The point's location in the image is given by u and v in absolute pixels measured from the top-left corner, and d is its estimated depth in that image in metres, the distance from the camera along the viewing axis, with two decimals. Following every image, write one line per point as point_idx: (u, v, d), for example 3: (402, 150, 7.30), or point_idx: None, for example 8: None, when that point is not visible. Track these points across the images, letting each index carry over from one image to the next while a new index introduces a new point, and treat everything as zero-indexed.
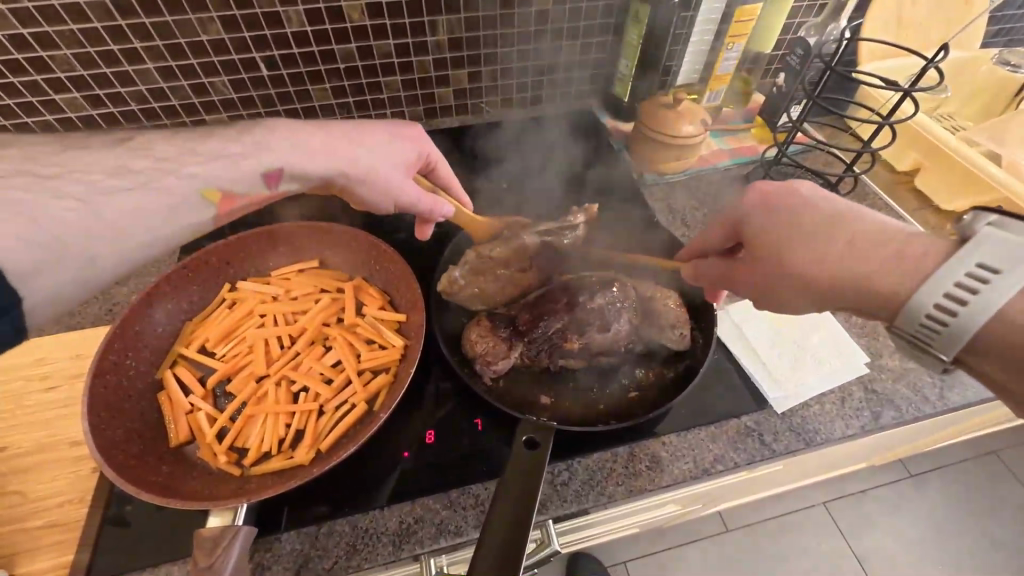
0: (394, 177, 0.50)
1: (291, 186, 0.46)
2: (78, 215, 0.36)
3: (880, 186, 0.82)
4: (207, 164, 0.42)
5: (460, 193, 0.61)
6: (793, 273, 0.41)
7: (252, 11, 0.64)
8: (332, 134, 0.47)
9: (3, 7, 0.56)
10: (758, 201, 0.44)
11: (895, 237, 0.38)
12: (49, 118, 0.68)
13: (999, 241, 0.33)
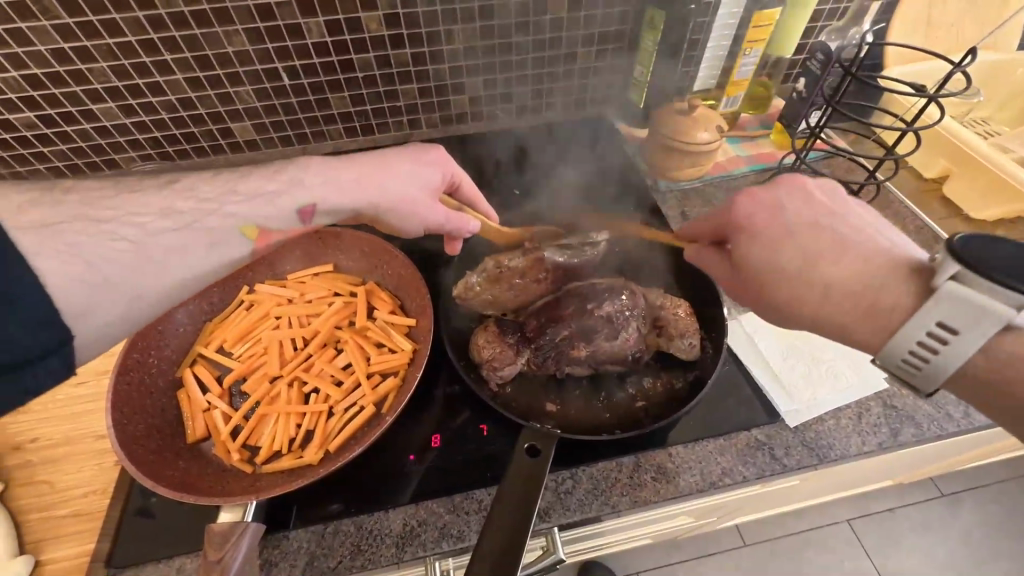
0: (423, 203, 0.50)
1: (325, 219, 0.46)
2: (129, 255, 0.37)
3: (907, 194, 0.79)
4: (250, 204, 0.42)
5: (484, 207, 0.61)
6: (773, 306, 0.43)
7: (275, 23, 0.67)
8: (360, 165, 0.47)
9: (46, 23, 0.60)
10: (742, 228, 0.43)
11: (871, 283, 0.39)
12: (87, 126, 0.72)
13: (956, 300, 0.34)
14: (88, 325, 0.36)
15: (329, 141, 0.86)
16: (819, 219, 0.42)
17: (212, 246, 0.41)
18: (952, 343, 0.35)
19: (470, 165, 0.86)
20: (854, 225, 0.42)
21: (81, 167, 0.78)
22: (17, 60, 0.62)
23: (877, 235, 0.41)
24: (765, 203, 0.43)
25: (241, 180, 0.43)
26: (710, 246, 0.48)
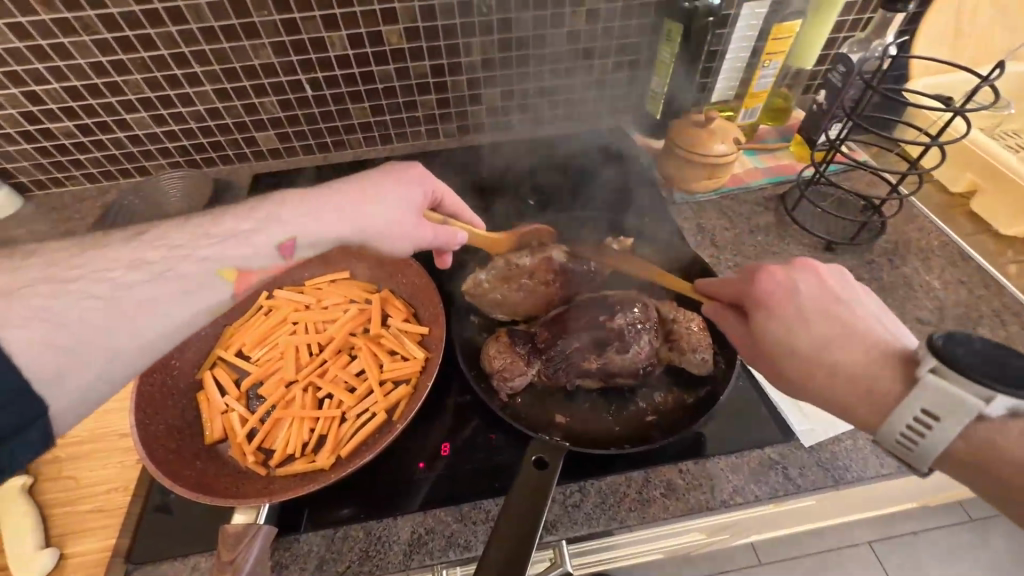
0: (410, 223, 0.49)
1: (309, 253, 0.45)
2: (102, 311, 0.35)
3: (931, 209, 0.77)
4: (225, 244, 0.41)
5: (470, 217, 0.59)
6: (780, 377, 0.44)
7: (299, 37, 0.73)
8: (337, 197, 0.45)
9: (108, 37, 0.69)
10: (761, 300, 0.45)
11: (873, 371, 0.40)
12: (140, 133, 0.81)
13: (939, 389, 0.36)
14: (65, 391, 0.34)
15: (348, 149, 0.91)
16: (834, 303, 0.43)
17: (188, 293, 0.39)
18: (936, 431, 0.36)
19: (484, 175, 0.87)
20: (867, 313, 0.43)
21: (119, 174, 0.86)
22: (70, 74, 0.72)
23: (887, 326, 0.42)
24: (783, 281, 0.44)
25: (215, 224, 0.42)
26: (730, 312, 0.50)
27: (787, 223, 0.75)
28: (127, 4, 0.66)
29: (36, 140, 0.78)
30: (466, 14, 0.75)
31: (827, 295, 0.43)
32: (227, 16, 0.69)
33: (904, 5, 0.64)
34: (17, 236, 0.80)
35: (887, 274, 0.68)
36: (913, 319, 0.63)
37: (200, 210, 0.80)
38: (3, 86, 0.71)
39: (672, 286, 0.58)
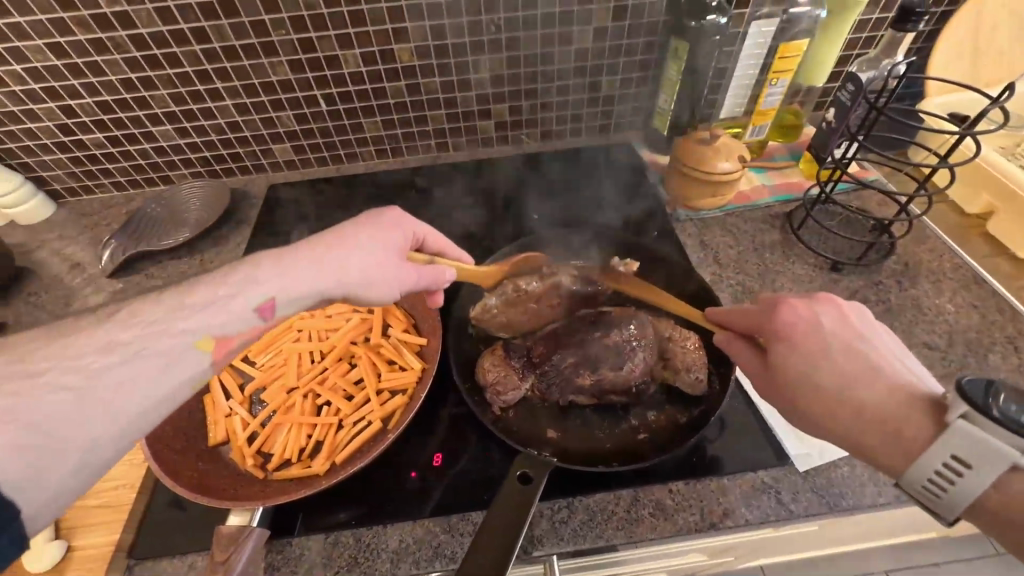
0: (392, 269, 0.47)
1: (291, 311, 0.43)
2: (73, 403, 0.34)
3: (945, 230, 0.75)
4: (201, 312, 0.40)
5: (456, 252, 0.57)
6: (803, 413, 0.43)
7: (315, 55, 0.77)
8: (313, 252, 0.44)
9: (139, 54, 0.73)
10: (783, 332, 0.45)
11: (899, 413, 0.39)
12: (164, 145, 0.86)
13: (970, 436, 0.34)
14: (39, 490, 0.33)
15: (360, 161, 0.94)
16: (857, 340, 0.43)
17: (166, 371, 0.38)
18: (967, 479, 0.34)
19: (490, 189, 0.89)
20: (892, 354, 0.42)
21: (144, 182, 0.91)
22: (102, 89, 0.76)
23: (914, 369, 0.41)
24: (805, 315, 0.44)
25: (188, 294, 0.40)
26: (745, 343, 0.49)
27: (792, 241, 0.74)
28: (155, 24, 0.70)
29: (70, 150, 0.83)
30: (475, 33, 0.77)
31: (849, 330, 0.43)
32: (247, 35, 0.73)
33: (916, 23, 0.62)
34: (49, 240, 0.85)
35: (895, 296, 0.67)
36: (921, 343, 0.62)
37: (217, 218, 0.83)
38: (42, 100, 0.76)
39: (678, 313, 0.58)
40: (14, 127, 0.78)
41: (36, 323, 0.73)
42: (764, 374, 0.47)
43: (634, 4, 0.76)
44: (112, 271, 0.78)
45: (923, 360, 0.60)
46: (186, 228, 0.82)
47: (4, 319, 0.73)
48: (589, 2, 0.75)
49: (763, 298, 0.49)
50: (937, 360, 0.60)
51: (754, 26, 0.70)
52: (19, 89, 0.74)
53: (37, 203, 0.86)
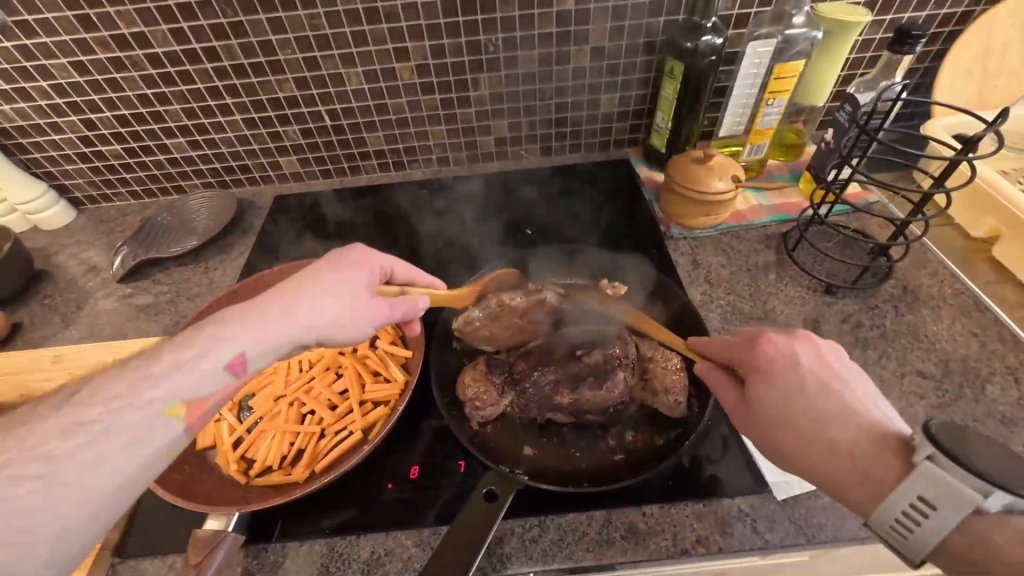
0: (363, 306, 0.46)
1: (263, 364, 0.42)
2: (40, 493, 0.32)
3: (947, 254, 0.73)
4: (168, 378, 0.38)
5: (425, 279, 0.57)
6: (775, 445, 0.43)
7: (319, 73, 0.80)
8: (278, 303, 0.42)
9: (154, 72, 0.77)
10: (762, 365, 0.45)
11: (869, 452, 0.38)
12: (177, 156, 0.90)
13: (938, 478, 0.33)
14: None
15: (363, 174, 0.97)
16: (833, 378, 0.43)
17: (137, 444, 0.36)
18: (934, 521, 0.33)
19: (488, 203, 0.90)
20: (866, 396, 0.42)
21: (158, 191, 0.95)
22: (120, 104, 0.81)
23: (887, 411, 0.41)
24: (785, 350, 0.44)
25: (153, 361, 0.38)
26: (725, 375, 0.49)
27: (786, 262, 0.73)
28: (170, 44, 0.74)
29: (90, 160, 0.88)
30: (474, 52, 0.79)
31: (826, 368, 0.43)
32: (255, 54, 0.76)
33: (913, 45, 0.62)
34: (67, 244, 0.89)
35: (891, 321, 0.65)
36: (914, 371, 0.60)
37: (223, 227, 0.87)
38: (66, 113, 0.81)
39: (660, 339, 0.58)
40: (40, 138, 0.84)
41: (49, 324, 0.76)
42: (741, 407, 0.47)
43: (631, 24, 0.76)
44: (122, 277, 0.81)
45: (916, 389, 0.58)
46: (193, 237, 0.85)
47: (21, 319, 0.77)
48: (586, 22, 0.76)
49: (746, 330, 0.49)
50: (931, 389, 0.58)
51: (751, 47, 0.71)
52: (44, 103, 0.79)
53: (59, 209, 0.91)
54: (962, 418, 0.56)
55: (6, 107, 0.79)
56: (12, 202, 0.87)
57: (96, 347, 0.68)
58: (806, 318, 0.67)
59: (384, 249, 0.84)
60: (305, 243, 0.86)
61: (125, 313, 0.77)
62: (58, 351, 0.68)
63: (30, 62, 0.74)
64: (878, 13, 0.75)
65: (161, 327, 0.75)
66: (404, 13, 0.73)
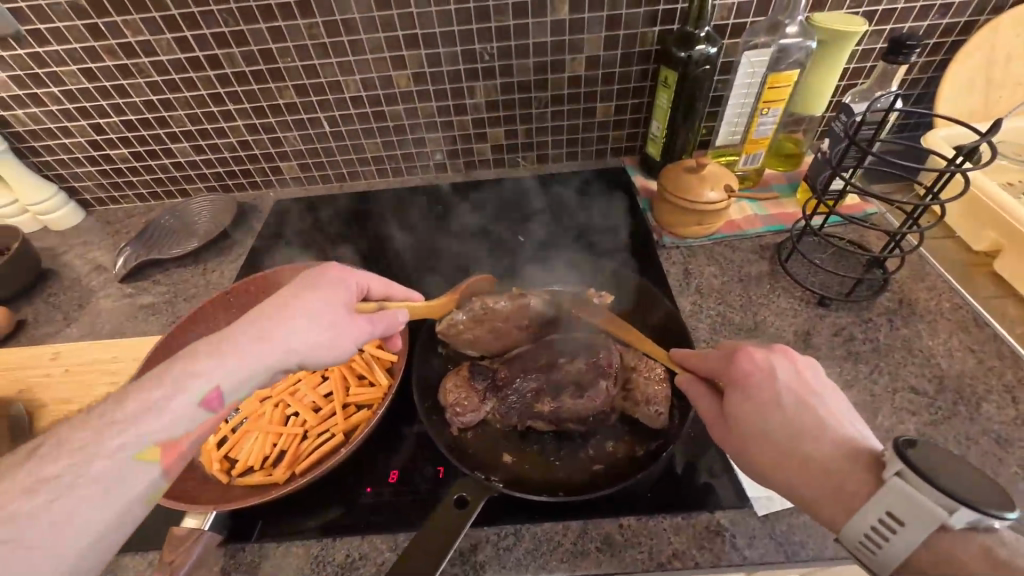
0: (342, 324, 0.46)
1: (239, 396, 0.42)
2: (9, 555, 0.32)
3: (946, 267, 0.72)
4: (140, 422, 0.37)
5: (402, 292, 0.56)
6: (750, 458, 0.42)
7: (318, 80, 0.81)
8: (254, 331, 0.42)
9: (159, 79, 0.79)
10: (740, 378, 0.44)
11: (842, 468, 0.38)
12: (181, 161, 0.92)
13: (908, 494, 0.33)
14: None
15: (362, 180, 0.98)
16: (810, 392, 0.42)
17: (109, 493, 0.36)
18: (901, 537, 0.33)
19: (483, 210, 0.91)
20: (842, 412, 0.41)
21: (164, 195, 0.98)
22: (126, 109, 0.83)
23: (861, 426, 0.41)
24: (762, 364, 0.43)
25: (119, 407, 0.38)
26: (703, 387, 0.48)
27: (779, 273, 0.73)
28: (174, 52, 0.76)
29: (98, 163, 0.91)
30: (470, 61, 0.80)
31: (804, 384, 0.42)
32: (256, 62, 0.78)
33: (908, 55, 0.60)
34: (74, 245, 0.92)
35: (884, 335, 0.64)
36: (907, 387, 0.59)
37: (222, 230, 0.89)
38: (75, 118, 0.84)
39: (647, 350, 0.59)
40: (51, 142, 0.87)
41: (52, 322, 0.79)
42: (719, 420, 0.46)
43: (626, 33, 0.77)
44: (123, 277, 0.83)
45: (908, 406, 0.57)
46: (194, 240, 0.87)
47: (25, 316, 0.80)
48: (580, 31, 0.76)
49: (726, 344, 0.48)
50: (924, 407, 0.57)
51: (747, 55, 0.70)
52: (55, 108, 0.82)
53: (68, 211, 0.94)
54: (956, 436, 0.54)
55: (19, 112, 0.82)
56: (23, 202, 0.89)
57: (94, 345, 0.70)
58: (797, 331, 0.65)
59: (379, 254, 0.85)
60: (302, 247, 0.87)
61: (125, 312, 0.79)
62: (58, 348, 0.70)
63: (42, 68, 0.77)
64: (876, 24, 0.74)
65: (158, 327, 0.77)
66: (400, 22, 0.74)
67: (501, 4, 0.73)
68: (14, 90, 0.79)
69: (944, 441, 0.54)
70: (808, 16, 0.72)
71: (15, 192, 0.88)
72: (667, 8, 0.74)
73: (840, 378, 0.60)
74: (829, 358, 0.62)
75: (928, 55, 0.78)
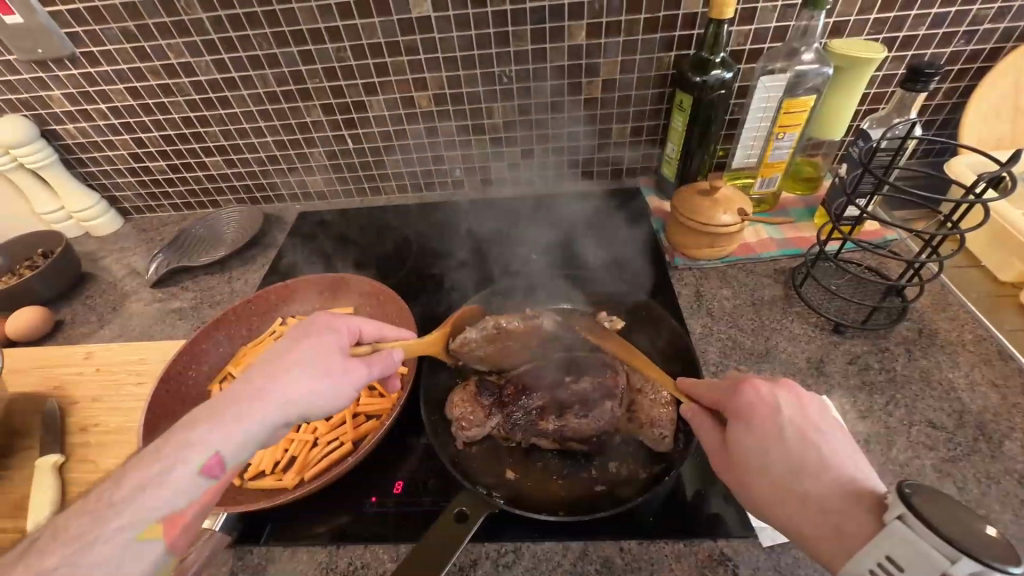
0: (339, 371, 0.45)
1: (242, 460, 0.39)
2: None
3: (971, 297, 0.70)
4: (138, 501, 0.35)
5: (396, 333, 0.55)
6: (752, 492, 0.41)
7: (345, 100, 0.85)
8: (249, 388, 0.40)
9: (198, 97, 0.84)
10: (742, 411, 0.43)
11: (841, 507, 0.37)
12: (214, 173, 0.97)
13: (907, 542, 0.32)
14: None
15: (382, 195, 1.02)
16: (814, 429, 0.41)
17: None
18: None
19: (498, 227, 0.93)
20: (846, 450, 0.40)
21: (196, 205, 1.03)
22: (166, 125, 0.88)
23: (866, 466, 0.40)
24: (767, 397, 0.43)
25: (116, 487, 0.36)
26: (708, 417, 0.48)
27: (793, 299, 0.72)
28: (212, 72, 0.81)
29: (138, 174, 0.97)
30: (489, 83, 0.82)
31: (807, 419, 0.41)
32: (287, 83, 0.82)
33: (926, 83, 0.60)
34: (111, 250, 0.97)
35: (901, 365, 0.62)
36: (924, 421, 0.57)
37: (248, 240, 0.93)
38: (120, 133, 0.90)
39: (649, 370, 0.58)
40: (97, 154, 0.93)
41: (87, 323, 0.83)
42: (721, 451, 0.45)
43: (643, 58, 0.78)
44: (155, 282, 0.88)
45: (925, 440, 0.55)
46: (222, 248, 0.92)
47: (64, 316, 0.85)
48: (597, 55, 0.78)
49: (731, 374, 0.48)
50: (942, 442, 0.55)
51: (761, 81, 0.71)
52: (103, 123, 0.88)
53: (108, 218, 1.00)
54: (976, 475, 0.52)
55: (70, 126, 0.88)
56: (68, 209, 0.95)
57: (124, 346, 0.74)
58: (810, 358, 0.64)
59: (396, 268, 0.88)
60: (323, 259, 0.91)
61: (154, 316, 0.83)
62: (90, 348, 0.74)
63: (93, 87, 0.83)
64: (897, 50, 0.74)
65: (184, 331, 0.80)
66: (423, 46, 0.77)
67: (521, 29, 0.75)
68: (66, 105, 0.85)
69: (963, 480, 0.52)
70: (825, 42, 0.73)
71: (62, 199, 0.94)
72: (683, 34, 0.75)
73: (854, 408, 0.59)
74: (843, 387, 0.61)
75: (952, 81, 0.77)
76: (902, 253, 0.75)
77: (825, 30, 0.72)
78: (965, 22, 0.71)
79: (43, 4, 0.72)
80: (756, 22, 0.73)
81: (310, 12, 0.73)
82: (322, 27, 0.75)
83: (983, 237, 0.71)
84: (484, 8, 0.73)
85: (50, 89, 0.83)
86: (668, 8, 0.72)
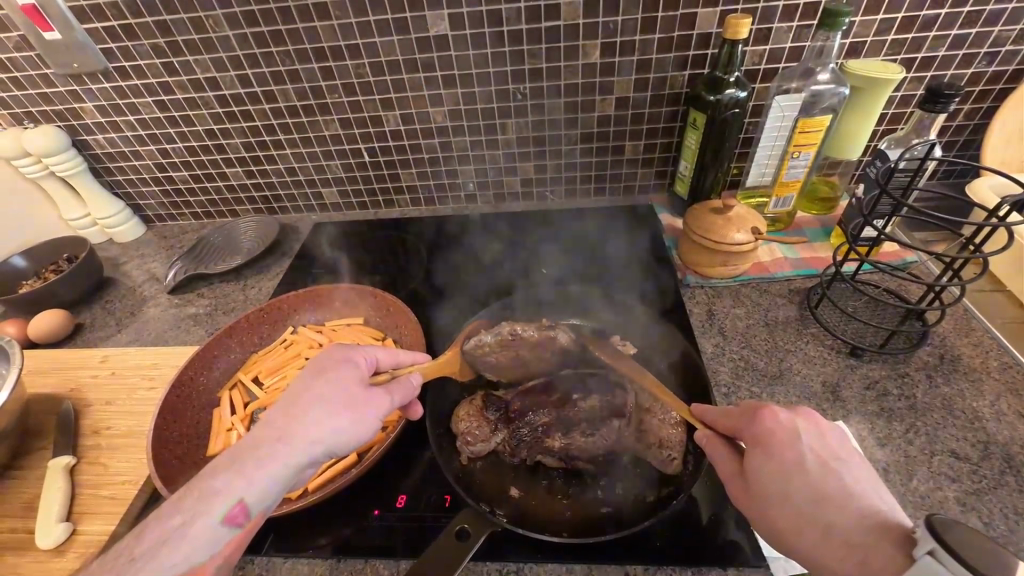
0: (361, 403, 0.44)
1: (267, 505, 0.39)
2: None
3: (996, 322, 0.68)
4: (158, 558, 0.34)
5: (411, 358, 0.54)
6: (771, 520, 0.40)
7: (362, 114, 0.86)
8: (272, 430, 0.40)
9: (223, 111, 0.87)
10: (761, 437, 0.42)
11: (866, 540, 0.35)
12: (233, 183, 0.99)
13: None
14: None
15: (397, 208, 1.03)
16: (834, 458, 0.40)
17: None
18: None
19: (509, 241, 0.93)
20: (869, 483, 0.39)
21: (215, 214, 1.05)
22: (190, 137, 0.91)
23: (891, 499, 0.38)
24: (787, 424, 0.42)
25: (137, 542, 0.35)
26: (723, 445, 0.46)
27: (808, 320, 0.70)
28: (236, 87, 0.83)
29: (161, 184, 1.00)
30: (502, 101, 0.83)
31: (828, 448, 0.40)
32: (308, 97, 0.84)
33: (947, 104, 0.59)
34: (129, 256, 1.00)
35: (922, 393, 0.60)
36: (946, 451, 0.55)
37: (264, 249, 0.95)
38: (146, 142, 0.92)
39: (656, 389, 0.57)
40: (124, 163, 0.96)
41: (105, 327, 0.85)
42: (738, 479, 0.44)
43: (656, 76, 0.78)
44: (172, 289, 0.90)
45: (947, 471, 0.53)
46: (237, 257, 0.93)
47: (83, 321, 0.87)
48: (611, 74, 0.79)
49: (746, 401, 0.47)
50: (966, 473, 0.52)
51: (776, 101, 0.70)
52: (130, 134, 0.91)
53: (130, 225, 1.02)
54: (1004, 510, 0.49)
55: (100, 137, 0.92)
56: (93, 216, 0.98)
57: (139, 351, 0.76)
58: (826, 381, 0.63)
59: (407, 280, 0.88)
60: (336, 270, 0.92)
61: (169, 321, 0.85)
62: (106, 352, 0.76)
63: (123, 100, 0.86)
64: (916, 71, 0.73)
65: (198, 336, 0.82)
66: (439, 63, 0.79)
67: (535, 48, 0.76)
68: (97, 117, 0.89)
69: (990, 515, 0.49)
70: (841, 64, 0.72)
71: (88, 205, 0.97)
72: (698, 53, 0.75)
73: (873, 435, 0.57)
74: (861, 413, 0.59)
75: (975, 101, 0.76)
76: (921, 275, 0.74)
77: (841, 51, 0.72)
78: (986, 43, 0.70)
79: (81, 21, 0.76)
80: (771, 42, 0.73)
81: (331, 31, 0.76)
82: (342, 44, 0.77)
83: (1005, 262, 0.69)
84: (501, 27, 0.74)
85: (83, 102, 0.86)
86: (683, 28, 0.73)
